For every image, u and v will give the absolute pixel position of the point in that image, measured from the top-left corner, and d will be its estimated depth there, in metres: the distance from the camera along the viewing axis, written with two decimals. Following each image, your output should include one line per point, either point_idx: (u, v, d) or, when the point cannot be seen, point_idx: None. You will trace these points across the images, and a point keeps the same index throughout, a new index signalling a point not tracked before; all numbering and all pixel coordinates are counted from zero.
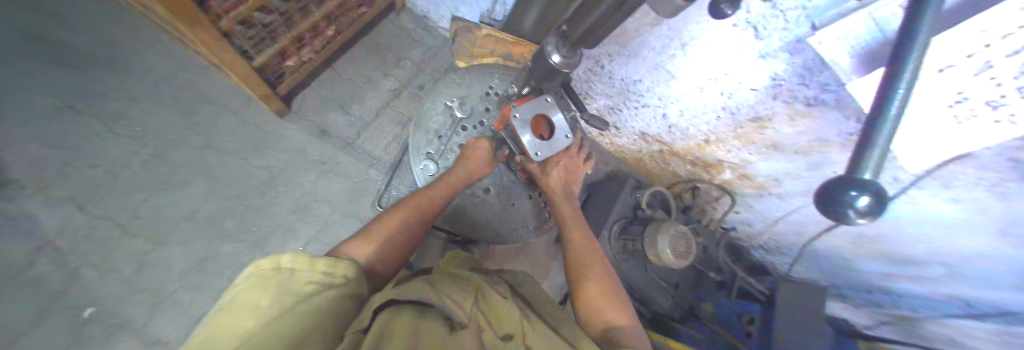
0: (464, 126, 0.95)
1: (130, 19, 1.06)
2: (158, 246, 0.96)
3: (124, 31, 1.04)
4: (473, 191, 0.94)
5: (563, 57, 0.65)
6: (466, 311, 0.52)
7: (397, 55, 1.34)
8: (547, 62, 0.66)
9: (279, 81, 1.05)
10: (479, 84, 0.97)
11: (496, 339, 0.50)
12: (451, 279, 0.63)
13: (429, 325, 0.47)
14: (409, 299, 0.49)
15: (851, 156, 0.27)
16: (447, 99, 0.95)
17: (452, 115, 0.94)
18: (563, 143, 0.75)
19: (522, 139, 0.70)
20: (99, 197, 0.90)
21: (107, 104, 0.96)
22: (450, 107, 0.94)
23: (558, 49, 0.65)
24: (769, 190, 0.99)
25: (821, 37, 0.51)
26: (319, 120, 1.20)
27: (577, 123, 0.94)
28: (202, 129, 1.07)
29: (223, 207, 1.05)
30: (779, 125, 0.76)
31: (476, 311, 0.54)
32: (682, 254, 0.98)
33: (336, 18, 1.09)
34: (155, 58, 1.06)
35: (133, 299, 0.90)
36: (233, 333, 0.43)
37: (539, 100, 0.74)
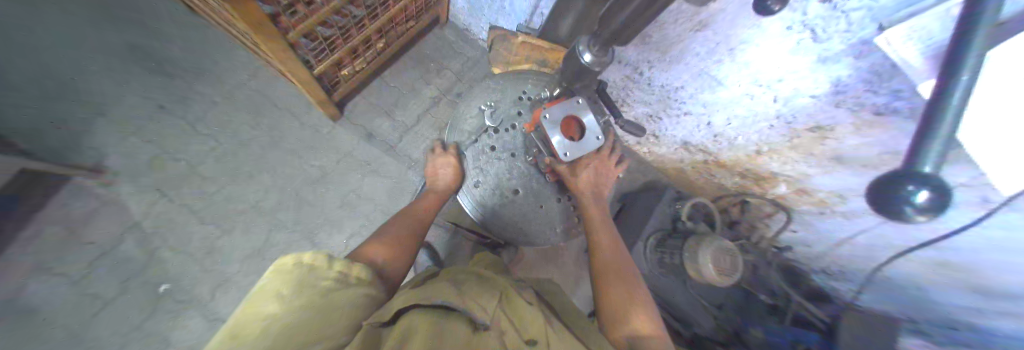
0: (497, 129, 0.90)
1: (217, 35, 1.25)
2: (227, 231, 1.13)
3: (211, 45, 1.24)
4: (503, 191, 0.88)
5: (595, 56, 0.63)
6: (488, 315, 0.49)
7: (438, 65, 1.40)
8: (578, 61, 0.65)
9: (334, 88, 1.16)
10: (513, 88, 0.92)
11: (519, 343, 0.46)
12: (475, 284, 0.61)
13: (450, 324, 0.45)
14: (431, 304, 0.48)
15: (909, 147, 0.24)
16: (480, 102, 0.93)
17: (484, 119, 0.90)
18: (593, 145, 0.71)
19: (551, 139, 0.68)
20: (186, 189, 1.12)
21: (198, 113, 1.18)
22: (484, 111, 0.91)
23: (590, 47, 0.63)
24: (832, 208, 0.82)
25: (890, 37, 0.44)
26: (366, 124, 1.29)
27: (610, 126, 0.90)
28: (268, 131, 1.21)
29: (281, 200, 1.18)
30: (844, 136, 0.65)
31: (499, 313, 0.51)
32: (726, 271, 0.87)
33: (386, 32, 1.17)
34: (235, 70, 1.24)
35: (204, 276, 1.09)
36: (255, 320, 0.43)
37: (570, 102, 0.71)
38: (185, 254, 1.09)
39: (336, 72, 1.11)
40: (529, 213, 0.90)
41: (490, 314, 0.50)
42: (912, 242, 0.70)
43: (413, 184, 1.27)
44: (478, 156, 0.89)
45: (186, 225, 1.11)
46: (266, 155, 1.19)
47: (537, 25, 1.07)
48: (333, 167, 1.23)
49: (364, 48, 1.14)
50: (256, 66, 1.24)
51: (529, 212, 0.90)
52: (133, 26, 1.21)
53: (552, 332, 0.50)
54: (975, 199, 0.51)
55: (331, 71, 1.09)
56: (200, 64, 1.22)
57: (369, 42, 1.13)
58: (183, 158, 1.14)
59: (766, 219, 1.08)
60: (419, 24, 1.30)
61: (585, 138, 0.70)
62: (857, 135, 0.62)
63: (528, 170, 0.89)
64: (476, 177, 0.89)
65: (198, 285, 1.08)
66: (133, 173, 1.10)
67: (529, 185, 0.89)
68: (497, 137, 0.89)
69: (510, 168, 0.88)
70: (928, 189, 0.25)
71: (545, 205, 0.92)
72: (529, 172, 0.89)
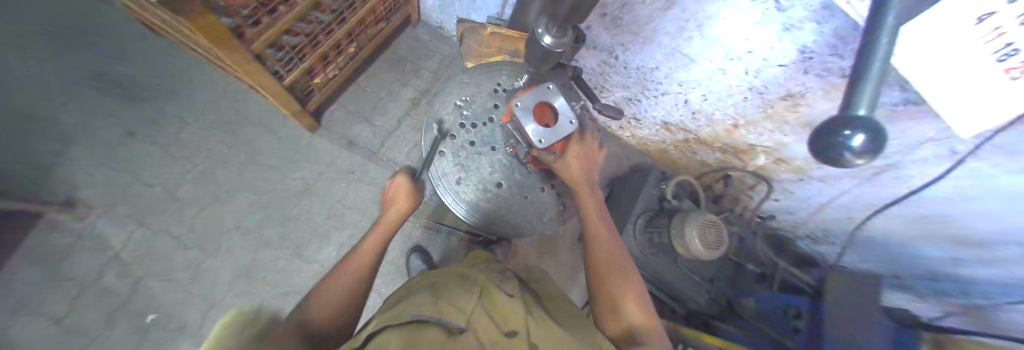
0: (474, 124, 0.89)
1: (177, 53, 1.20)
2: (210, 254, 1.09)
3: (174, 64, 1.19)
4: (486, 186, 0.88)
5: (554, 37, 0.63)
6: (465, 317, 0.49)
7: (414, 66, 1.38)
8: (539, 44, 0.65)
9: (308, 97, 1.13)
10: (487, 81, 0.92)
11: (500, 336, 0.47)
12: (458, 284, 0.62)
13: (427, 330, 0.45)
14: (402, 321, 0.47)
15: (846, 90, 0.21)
16: (457, 98, 0.92)
17: (460, 113, 0.90)
18: (567, 129, 0.71)
19: (525, 129, 0.67)
20: (162, 214, 1.09)
21: (166, 135, 1.13)
22: (460, 106, 0.90)
23: (549, 29, 0.63)
24: (809, 174, 0.85)
25: None
26: (345, 132, 1.27)
27: (587, 111, 0.91)
28: (244, 148, 1.18)
29: (265, 217, 1.15)
30: (815, 102, 0.66)
31: (479, 312, 0.52)
32: (712, 245, 0.89)
33: (356, 35, 1.14)
34: (201, 87, 1.19)
35: (190, 302, 1.06)
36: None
37: (539, 89, 0.71)
38: (169, 282, 1.06)
39: (308, 81, 1.08)
40: (516, 205, 0.90)
41: (468, 315, 0.50)
42: (884, 198, 0.72)
43: None
44: (459, 152, 0.88)
45: (167, 251, 1.07)
46: (244, 172, 1.16)
47: (508, 17, 1.06)
48: (316, 178, 1.21)
49: (334, 54, 1.11)
50: (224, 81, 1.20)
51: (516, 204, 0.90)
52: (86, 49, 1.15)
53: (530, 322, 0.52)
54: (944, 152, 0.54)
55: (303, 81, 1.07)
56: (163, 84, 1.17)
57: (339, 47, 1.10)
58: (157, 183, 1.10)
59: (749, 191, 1.10)
60: (390, 25, 1.28)
61: (558, 123, 0.70)
62: (826, 99, 0.63)
63: (509, 161, 0.89)
64: (459, 174, 0.87)
65: (187, 312, 1.05)
66: (105, 204, 1.06)
67: (512, 178, 0.90)
68: (476, 131, 0.89)
69: (491, 162, 0.88)
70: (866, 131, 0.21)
71: (530, 196, 0.92)
72: (512, 164, 0.89)
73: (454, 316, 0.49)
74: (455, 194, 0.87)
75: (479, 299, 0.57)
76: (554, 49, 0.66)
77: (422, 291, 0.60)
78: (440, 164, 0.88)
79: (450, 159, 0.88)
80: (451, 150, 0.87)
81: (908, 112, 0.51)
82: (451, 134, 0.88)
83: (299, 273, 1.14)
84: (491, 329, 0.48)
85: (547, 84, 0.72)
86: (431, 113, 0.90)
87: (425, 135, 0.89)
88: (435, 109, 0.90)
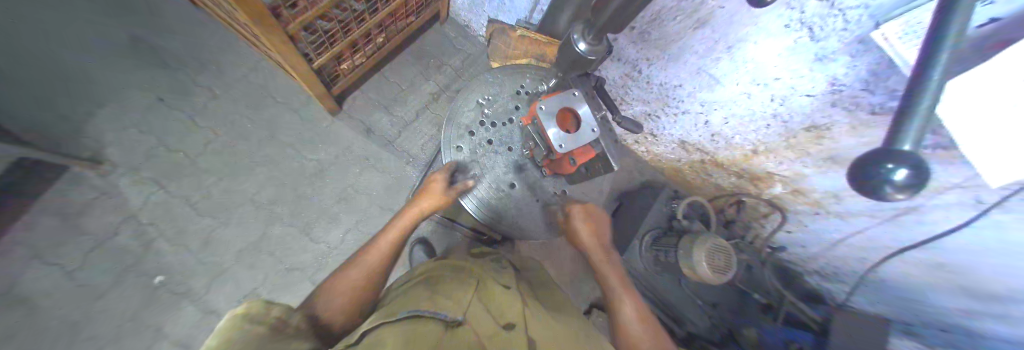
0: (494, 123, 0.90)
1: (214, 25, 1.25)
2: (222, 224, 1.12)
3: (213, 38, 1.23)
4: (499, 185, 0.88)
5: (589, 45, 0.65)
6: (461, 310, 0.51)
7: (438, 61, 1.40)
8: (573, 50, 0.67)
9: (333, 82, 1.16)
10: (510, 83, 0.93)
11: (497, 328, 0.49)
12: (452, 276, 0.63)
13: (421, 325, 0.45)
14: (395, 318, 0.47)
15: (888, 128, 0.21)
16: (479, 96, 0.92)
17: (482, 112, 0.90)
18: (588, 138, 0.70)
19: (547, 132, 0.68)
20: (181, 181, 1.12)
21: (195, 104, 1.17)
22: (481, 104, 0.91)
23: (585, 37, 0.65)
24: (826, 209, 0.83)
25: (885, 32, 0.43)
26: (364, 119, 1.29)
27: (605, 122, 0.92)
28: (266, 124, 1.21)
29: (278, 193, 1.17)
30: (840, 136, 0.65)
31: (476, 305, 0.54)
32: (719, 268, 0.87)
33: (386, 27, 1.16)
34: (233, 61, 1.23)
35: (198, 269, 1.09)
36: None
37: (565, 95, 0.72)
38: (180, 246, 1.09)
39: (335, 66, 1.11)
40: (526, 207, 0.90)
41: (466, 309, 0.52)
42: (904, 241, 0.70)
43: (411, 179, 1.28)
44: (476, 149, 0.88)
45: (182, 216, 1.10)
46: (263, 148, 1.19)
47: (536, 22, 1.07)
48: (332, 161, 1.23)
49: (363, 42, 1.13)
50: (254, 58, 1.24)
51: (525, 207, 0.90)
52: (130, 15, 1.20)
53: (527, 315, 0.54)
54: (968, 201, 0.53)
55: (331, 65, 1.10)
56: (196, 55, 1.21)
57: (369, 35, 1.13)
58: (179, 149, 1.13)
59: (762, 219, 1.08)
60: (420, 19, 1.30)
61: (582, 129, 0.70)
62: (852, 135, 0.62)
63: (524, 164, 0.90)
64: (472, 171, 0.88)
65: (194, 277, 1.08)
66: (130, 164, 1.10)
67: (523, 180, 0.90)
68: (495, 130, 0.90)
69: (506, 162, 0.89)
70: (908, 166, 0.20)
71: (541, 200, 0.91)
72: (525, 167, 0.89)
73: (448, 309, 0.50)
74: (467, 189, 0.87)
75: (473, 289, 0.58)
76: (587, 56, 0.67)
77: (421, 283, 0.61)
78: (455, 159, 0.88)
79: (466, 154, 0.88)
80: (467, 147, 0.88)
81: (941, 154, 0.49)
82: (470, 130, 0.89)
83: (304, 252, 1.16)
84: (486, 323, 0.50)
85: (574, 90, 0.73)
86: (453, 107, 0.89)
87: (444, 129, 0.89)
88: (456, 105, 0.90)
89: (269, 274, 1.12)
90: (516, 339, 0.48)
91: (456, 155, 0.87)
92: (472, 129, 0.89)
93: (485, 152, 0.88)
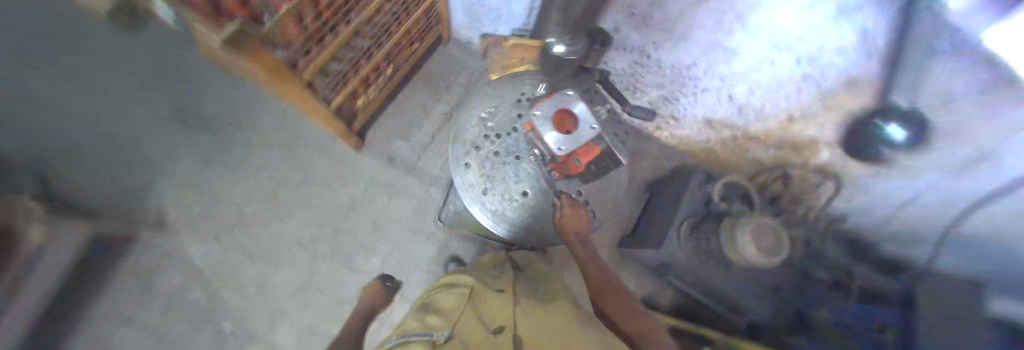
0: (498, 134, 0.90)
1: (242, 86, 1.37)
2: (273, 266, 1.21)
3: (240, 95, 1.34)
4: (511, 195, 0.88)
5: (566, 46, 0.70)
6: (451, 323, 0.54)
7: (447, 82, 1.45)
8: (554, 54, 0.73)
9: (354, 119, 1.24)
10: (511, 91, 0.94)
11: (488, 334, 0.51)
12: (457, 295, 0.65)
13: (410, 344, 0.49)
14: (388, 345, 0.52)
15: None
16: (481, 110, 0.93)
17: (485, 125, 0.91)
18: (589, 135, 0.69)
19: (543, 136, 0.67)
20: (234, 232, 1.23)
21: (236, 160, 1.29)
22: (484, 118, 0.92)
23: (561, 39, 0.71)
24: (886, 168, 0.74)
25: None
26: (386, 149, 1.35)
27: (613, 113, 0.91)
28: (300, 169, 1.30)
29: (319, 231, 1.25)
30: (884, 89, 0.58)
31: (467, 315, 0.57)
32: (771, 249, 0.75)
33: (392, 58, 1.22)
34: (263, 116, 1.34)
35: (258, 310, 1.18)
36: None
37: (559, 96, 0.71)
38: (240, 292, 1.19)
39: (352, 105, 1.18)
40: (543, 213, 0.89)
41: (456, 321, 0.55)
42: (980, 193, 0.61)
43: (437, 200, 1.31)
44: (484, 163, 0.89)
45: (238, 264, 1.21)
46: (300, 191, 1.28)
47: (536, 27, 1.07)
48: (360, 194, 1.30)
49: (374, 78, 1.19)
50: (282, 110, 1.35)
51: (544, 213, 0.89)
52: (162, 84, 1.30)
53: (517, 314, 0.57)
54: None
55: (348, 106, 1.16)
56: (232, 116, 1.33)
57: (378, 70, 1.18)
58: (230, 203, 1.25)
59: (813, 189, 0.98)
60: (421, 46, 1.35)
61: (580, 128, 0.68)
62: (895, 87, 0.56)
63: (535, 170, 0.88)
64: (484, 185, 0.88)
65: (255, 319, 1.17)
66: (192, 223, 1.22)
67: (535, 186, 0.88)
68: (500, 141, 0.90)
69: (516, 171, 0.88)
70: None
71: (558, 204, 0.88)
72: (535, 173, 0.88)
73: (438, 326, 0.54)
74: (481, 204, 0.88)
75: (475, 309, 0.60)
76: (567, 56, 0.73)
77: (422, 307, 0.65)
78: (465, 176, 0.89)
79: (475, 170, 0.89)
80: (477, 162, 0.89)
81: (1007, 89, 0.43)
82: (475, 145, 0.90)
83: (348, 284, 1.22)
84: (479, 332, 0.52)
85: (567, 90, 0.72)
86: (457, 125, 0.92)
87: (451, 147, 0.90)
88: (459, 123, 0.92)
89: (319, 308, 1.19)
90: (505, 339, 0.49)
91: (466, 172, 0.89)
92: (477, 143, 0.90)
93: (495, 164, 0.88)
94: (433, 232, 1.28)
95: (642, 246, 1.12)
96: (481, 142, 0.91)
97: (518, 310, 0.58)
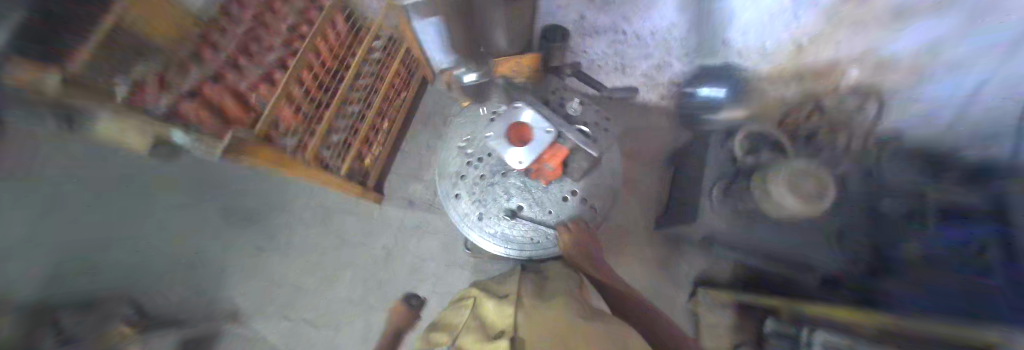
0: (479, 158, 0.90)
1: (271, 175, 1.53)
2: (333, 329, 1.31)
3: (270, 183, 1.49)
4: (505, 215, 0.87)
5: None
6: (454, 336, 0.58)
7: (443, 117, 1.51)
8: None
9: (367, 178, 1.32)
10: (484, 112, 0.95)
11: (485, 340, 0.52)
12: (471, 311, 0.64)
13: None
14: None
15: None
16: (459, 140, 0.95)
17: (465, 154, 0.92)
18: (547, 138, 0.70)
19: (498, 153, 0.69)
20: (294, 305, 1.35)
21: (281, 241, 1.43)
22: (463, 148, 0.93)
23: None
24: (929, 66, 0.63)
25: None
26: (405, 195, 1.43)
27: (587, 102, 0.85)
28: (335, 234, 1.41)
29: (365, 286, 1.34)
30: None
31: (472, 325, 0.60)
32: (812, 195, 0.62)
33: (384, 111, 1.29)
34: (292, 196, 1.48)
35: None
36: None
37: (508, 112, 0.75)
38: None
39: (360, 165, 1.26)
40: (546, 223, 0.86)
41: (459, 334, 0.59)
42: None
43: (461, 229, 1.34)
44: (473, 189, 0.90)
45: (305, 334, 1.31)
46: (341, 254, 1.38)
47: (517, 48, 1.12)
48: (390, 242, 1.37)
49: (373, 133, 1.27)
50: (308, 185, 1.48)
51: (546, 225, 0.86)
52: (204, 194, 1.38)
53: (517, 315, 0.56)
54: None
55: (357, 167, 1.25)
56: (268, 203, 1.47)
57: (376, 124, 1.27)
58: (285, 280, 1.38)
59: None
60: (409, 91, 1.43)
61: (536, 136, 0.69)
62: None
63: (524, 182, 0.86)
64: (478, 211, 0.89)
65: None
66: (259, 306, 1.36)
67: (529, 198, 0.86)
68: (484, 164, 0.89)
69: (505, 189, 0.87)
70: None
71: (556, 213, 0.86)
72: (526, 185, 0.86)
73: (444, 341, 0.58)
74: (480, 230, 0.89)
75: (480, 323, 0.60)
76: None
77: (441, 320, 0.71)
78: (458, 206, 0.91)
79: (465, 199, 0.90)
80: (464, 192, 0.90)
81: None
82: (460, 175, 0.92)
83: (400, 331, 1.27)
84: (476, 337, 0.54)
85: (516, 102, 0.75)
86: (440, 161, 0.95)
87: (440, 183, 0.94)
88: (444, 158, 0.95)
89: None
90: (496, 344, 0.49)
91: (457, 203, 0.91)
92: (463, 172, 0.92)
93: (483, 188, 0.88)
94: (465, 262, 1.30)
95: (681, 222, 1.04)
96: (466, 170, 0.92)
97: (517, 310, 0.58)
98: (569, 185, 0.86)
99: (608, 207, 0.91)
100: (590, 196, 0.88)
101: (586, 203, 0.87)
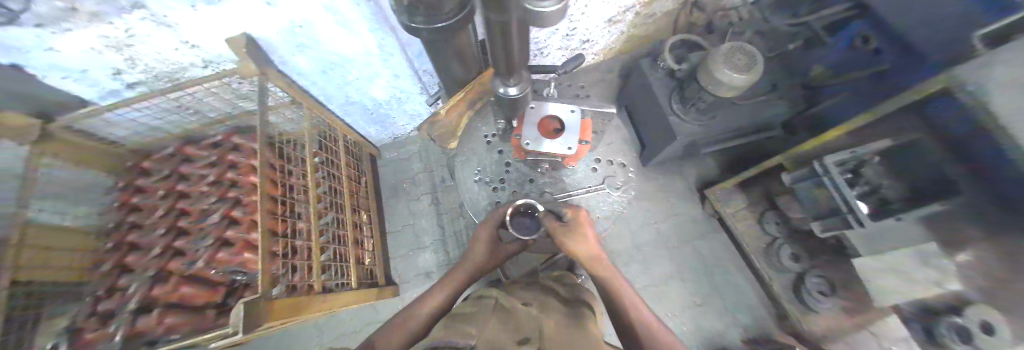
0: (499, 179, 0.78)
1: None
2: None
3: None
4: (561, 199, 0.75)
5: (509, 86, 0.45)
6: (509, 303, 0.41)
7: (409, 178, 1.40)
8: (500, 96, 0.47)
9: (374, 278, 1.14)
10: (473, 141, 0.82)
11: (530, 312, 0.38)
12: (458, 312, 0.38)
13: (479, 309, 0.37)
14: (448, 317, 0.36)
15: None
16: (471, 176, 0.80)
17: (486, 183, 0.78)
18: (576, 118, 0.64)
19: (525, 139, 0.60)
20: None
21: None
22: (481, 181, 0.78)
23: (503, 84, 0.46)
24: None
25: (563, 108, 0.64)
26: (415, 269, 1.27)
27: (570, 64, 0.80)
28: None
29: None
30: None
31: (523, 306, 0.40)
32: (741, 66, 0.78)
33: (356, 204, 1.15)
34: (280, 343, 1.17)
35: None
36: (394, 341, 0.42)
37: (535, 107, 0.64)
38: None
39: (364, 267, 1.09)
40: (602, 192, 0.77)
41: (512, 306, 0.39)
42: None
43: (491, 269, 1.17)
44: None
45: None
46: None
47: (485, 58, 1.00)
48: None
49: (364, 231, 1.15)
50: (294, 332, 1.18)
51: (602, 201, 0.77)
52: None
53: (556, 321, 0.38)
54: None
55: (362, 272, 1.08)
56: None
57: (358, 223, 1.13)
58: None
59: None
60: (367, 176, 1.28)
61: (573, 122, 0.63)
62: None
63: (553, 174, 0.78)
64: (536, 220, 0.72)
65: None
66: None
67: (570, 185, 0.77)
68: (508, 185, 0.78)
69: (542, 192, 0.77)
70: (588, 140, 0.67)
71: (598, 183, 0.78)
72: (555, 175, 0.78)
73: (481, 318, 0.33)
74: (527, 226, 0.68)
75: (530, 315, 0.37)
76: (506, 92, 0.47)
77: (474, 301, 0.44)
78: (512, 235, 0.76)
79: None
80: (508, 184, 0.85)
81: None
82: (496, 202, 0.77)
83: None
84: (535, 318, 0.35)
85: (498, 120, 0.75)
86: (465, 199, 0.78)
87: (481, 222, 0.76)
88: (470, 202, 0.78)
89: None
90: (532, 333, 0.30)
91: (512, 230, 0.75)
92: (497, 198, 0.77)
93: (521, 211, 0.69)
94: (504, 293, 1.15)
95: (658, 144, 1.11)
96: (503, 196, 0.77)
97: (548, 315, 0.39)
98: (593, 152, 0.81)
99: (631, 156, 0.84)
100: (612, 154, 0.82)
101: (614, 161, 0.81)
